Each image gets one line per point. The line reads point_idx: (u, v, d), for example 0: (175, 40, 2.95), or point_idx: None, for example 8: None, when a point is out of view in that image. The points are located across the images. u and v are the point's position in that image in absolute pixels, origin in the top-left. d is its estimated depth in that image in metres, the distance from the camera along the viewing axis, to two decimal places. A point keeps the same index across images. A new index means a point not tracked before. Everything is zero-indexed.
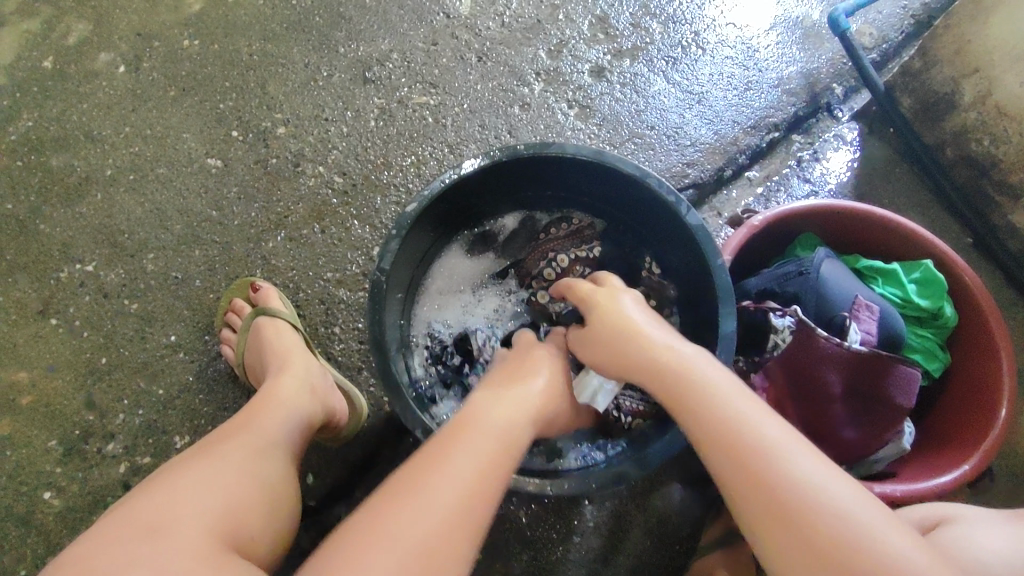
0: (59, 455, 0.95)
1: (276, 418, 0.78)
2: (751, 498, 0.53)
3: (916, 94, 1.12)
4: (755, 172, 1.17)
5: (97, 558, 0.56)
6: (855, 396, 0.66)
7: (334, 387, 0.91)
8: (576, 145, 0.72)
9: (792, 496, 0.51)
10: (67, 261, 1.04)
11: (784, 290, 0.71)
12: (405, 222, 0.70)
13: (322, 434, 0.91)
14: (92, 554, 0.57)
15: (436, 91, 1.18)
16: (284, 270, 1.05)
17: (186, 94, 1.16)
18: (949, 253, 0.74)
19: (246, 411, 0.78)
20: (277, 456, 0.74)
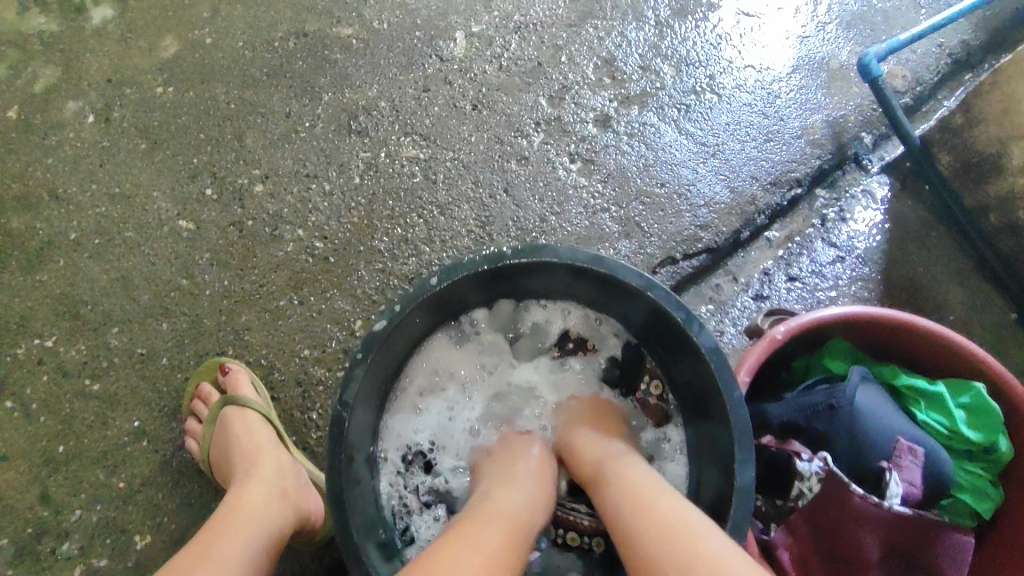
0: (9, 557, 0.86)
1: (245, 531, 0.69)
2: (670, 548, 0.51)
3: (957, 151, 1.02)
4: (776, 232, 1.07)
5: None
6: (891, 557, 0.55)
7: (309, 485, 0.82)
8: (570, 248, 0.64)
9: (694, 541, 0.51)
10: (24, 335, 0.96)
11: (811, 425, 0.61)
12: (371, 342, 0.61)
13: (298, 539, 0.82)
14: None
15: (427, 144, 1.08)
16: (258, 346, 0.96)
17: (159, 147, 1.07)
18: (1003, 375, 0.63)
19: (206, 530, 0.69)
20: None
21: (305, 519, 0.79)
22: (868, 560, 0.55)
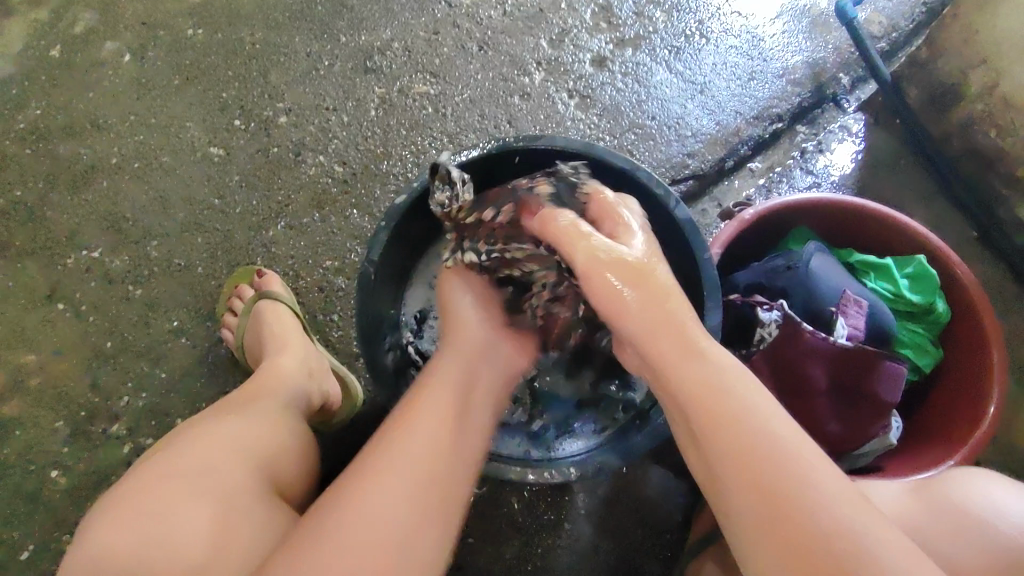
0: (66, 435, 0.99)
1: (275, 391, 0.80)
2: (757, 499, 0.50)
3: (923, 85, 1.11)
4: (758, 163, 1.16)
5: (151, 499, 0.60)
6: (837, 388, 0.69)
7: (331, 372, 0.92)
8: (565, 138, 0.74)
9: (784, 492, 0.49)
10: (74, 247, 1.07)
11: (772, 284, 0.72)
12: (394, 214, 0.73)
13: (316, 417, 0.93)
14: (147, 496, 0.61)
15: (437, 81, 1.17)
16: (285, 257, 1.07)
17: (190, 83, 1.16)
18: (943, 248, 0.74)
19: (245, 388, 0.80)
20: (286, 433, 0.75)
21: (325, 398, 0.89)
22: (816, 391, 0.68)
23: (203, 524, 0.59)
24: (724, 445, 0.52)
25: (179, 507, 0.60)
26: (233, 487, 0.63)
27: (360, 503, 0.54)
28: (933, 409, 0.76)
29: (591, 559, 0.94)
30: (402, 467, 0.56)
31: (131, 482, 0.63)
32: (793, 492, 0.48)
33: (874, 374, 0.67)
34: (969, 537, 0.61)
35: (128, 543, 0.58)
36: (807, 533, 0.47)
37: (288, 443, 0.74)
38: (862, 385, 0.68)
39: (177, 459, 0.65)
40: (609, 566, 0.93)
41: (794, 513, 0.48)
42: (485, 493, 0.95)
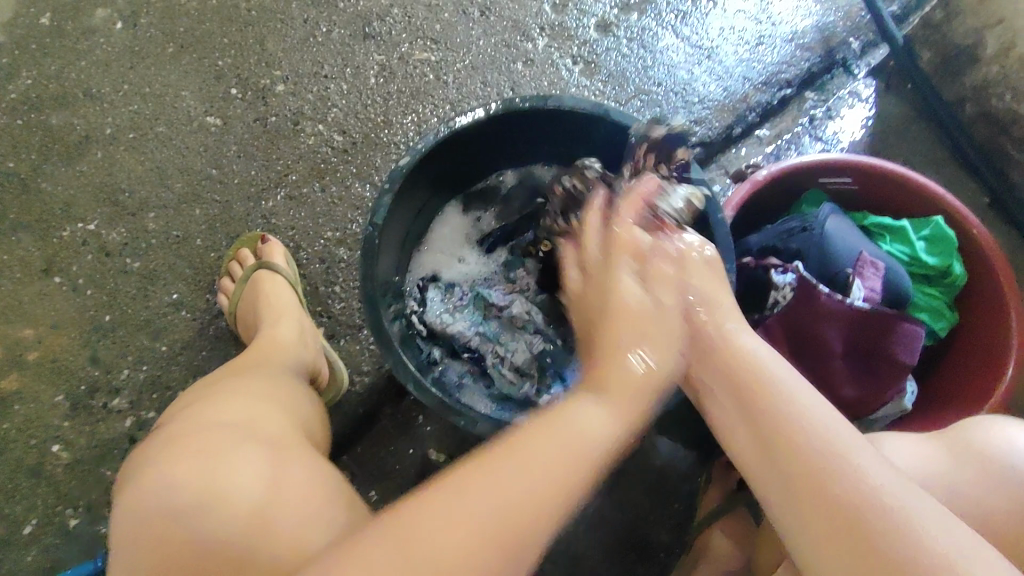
0: (66, 410, 0.97)
1: (279, 356, 0.82)
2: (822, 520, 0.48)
3: (937, 47, 1.08)
4: (766, 130, 1.13)
5: (201, 443, 0.60)
6: (852, 350, 0.69)
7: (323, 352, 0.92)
8: (574, 98, 0.73)
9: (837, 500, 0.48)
10: (69, 220, 1.05)
11: (786, 245, 0.73)
12: (398, 175, 0.71)
13: None
14: (194, 441, 0.60)
15: (438, 47, 1.14)
16: (284, 229, 1.05)
17: (185, 51, 1.13)
18: (959, 208, 0.73)
19: (248, 354, 0.82)
20: (301, 387, 0.78)
21: (317, 376, 0.89)
22: (830, 352, 0.69)
23: (261, 466, 0.58)
24: (794, 468, 0.50)
25: (235, 447, 0.59)
26: (282, 441, 0.64)
27: (424, 520, 0.47)
28: (952, 375, 0.75)
29: (599, 529, 0.93)
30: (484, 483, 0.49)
31: (178, 432, 0.63)
32: (859, 516, 0.46)
33: (889, 334, 0.69)
34: (996, 481, 0.59)
35: (185, 479, 0.57)
36: (880, 551, 0.45)
37: (304, 397, 0.76)
38: (877, 346, 0.69)
39: (224, 410, 0.65)
40: (617, 536, 0.93)
41: (866, 534, 0.46)
42: None
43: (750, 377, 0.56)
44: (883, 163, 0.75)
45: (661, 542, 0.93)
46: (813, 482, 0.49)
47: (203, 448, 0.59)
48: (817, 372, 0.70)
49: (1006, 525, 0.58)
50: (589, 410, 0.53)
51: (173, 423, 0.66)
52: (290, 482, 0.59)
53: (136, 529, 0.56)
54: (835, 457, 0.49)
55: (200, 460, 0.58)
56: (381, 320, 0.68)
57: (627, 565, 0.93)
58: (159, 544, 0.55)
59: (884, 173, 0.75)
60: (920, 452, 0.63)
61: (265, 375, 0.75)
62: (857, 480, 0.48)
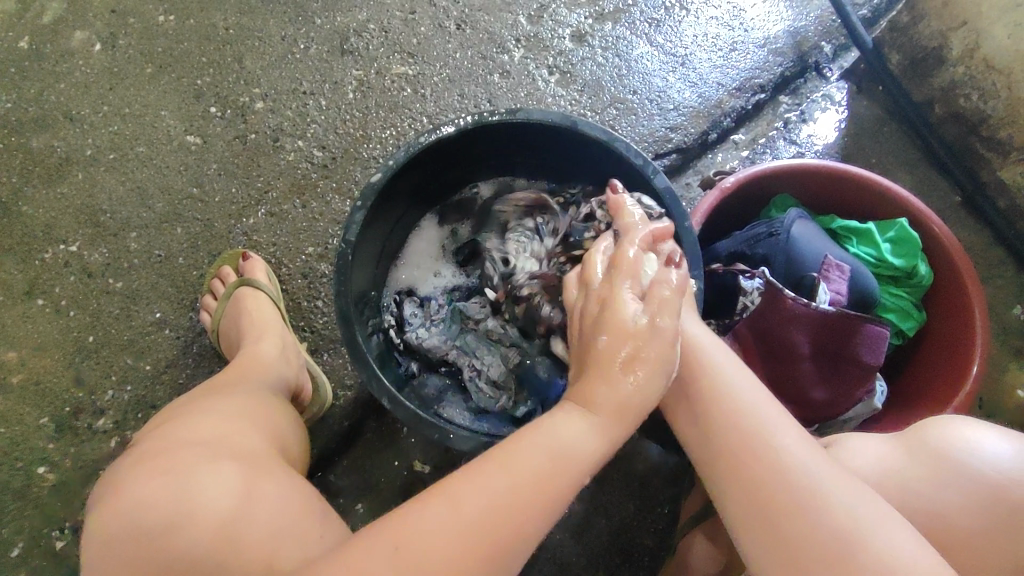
0: (52, 432, 0.98)
1: (262, 374, 0.82)
2: (765, 516, 0.53)
3: (904, 50, 1.10)
4: (741, 135, 1.14)
5: (174, 459, 0.61)
6: (817, 349, 0.71)
7: (306, 368, 0.93)
8: (543, 110, 0.74)
9: (793, 506, 0.52)
10: (51, 242, 1.05)
11: (753, 251, 0.75)
12: (370, 192, 0.71)
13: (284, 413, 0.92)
14: (168, 457, 0.62)
15: (414, 61, 1.15)
16: (266, 245, 1.06)
17: (164, 71, 1.14)
18: (921, 211, 0.76)
19: (230, 371, 0.83)
20: (278, 401, 0.79)
21: (300, 391, 0.90)
22: (795, 354, 0.71)
23: (227, 482, 0.59)
24: (726, 465, 0.56)
25: (206, 463, 0.60)
26: (253, 457, 0.64)
27: (417, 521, 0.50)
28: (919, 376, 0.77)
29: (583, 535, 0.94)
30: (464, 493, 0.51)
31: (150, 450, 0.63)
32: (780, 500, 0.52)
33: (850, 334, 0.70)
34: (950, 479, 0.60)
35: (156, 498, 0.57)
36: (791, 528, 0.51)
37: (282, 418, 0.76)
38: (840, 347, 0.71)
39: (194, 430, 0.65)
40: (602, 542, 0.94)
41: (796, 541, 0.51)
42: None
43: (710, 390, 0.59)
44: (846, 166, 0.77)
45: (646, 547, 0.94)
46: (747, 454, 0.55)
47: (174, 465, 0.60)
48: (785, 374, 0.72)
49: (960, 523, 0.60)
50: (578, 428, 0.55)
51: (148, 440, 0.66)
52: (263, 498, 0.59)
53: (105, 550, 0.57)
54: (761, 445, 0.55)
55: (171, 474, 0.59)
56: (356, 336, 0.69)
57: (613, 570, 0.93)
58: (127, 562, 0.56)
59: (847, 178, 0.77)
60: (885, 452, 0.64)
61: (241, 394, 0.75)
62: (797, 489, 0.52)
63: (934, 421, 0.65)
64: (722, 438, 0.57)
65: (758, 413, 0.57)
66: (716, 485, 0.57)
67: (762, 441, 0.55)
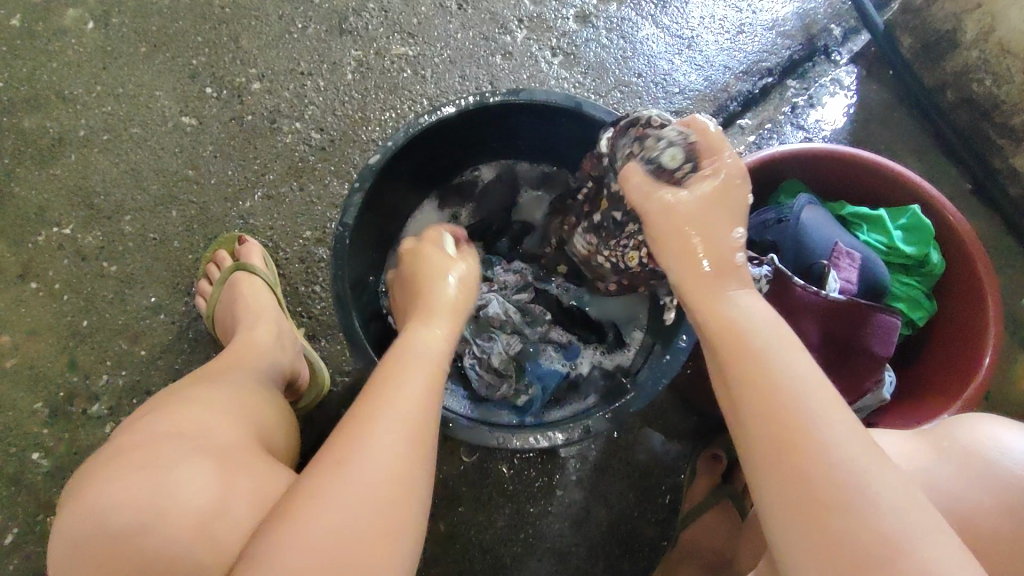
0: (46, 417, 0.96)
1: (255, 362, 0.81)
2: (779, 474, 0.46)
3: (917, 33, 1.08)
4: (748, 120, 1.11)
5: (152, 453, 0.59)
6: (825, 339, 0.70)
7: (303, 355, 0.92)
8: (547, 92, 0.72)
9: (830, 480, 0.44)
10: (44, 224, 1.03)
11: (763, 238, 0.74)
12: (369, 174, 0.69)
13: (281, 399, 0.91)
14: (145, 449, 0.60)
15: (415, 42, 1.12)
16: (263, 229, 1.04)
17: (159, 50, 1.11)
18: (935, 197, 0.74)
19: (222, 357, 0.81)
20: (264, 392, 0.77)
21: (295, 379, 0.89)
22: (803, 344, 0.70)
23: (207, 476, 0.58)
24: (764, 427, 0.47)
25: (186, 459, 0.59)
26: (235, 449, 0.63)
27: (336, 487, 0.49)
28: (929, 367, 0.76)
29: (583, 524, 0.93)
30: (349, 475, 0.49)
31: (127, 441, 0.62)
32: (824, 487, 0.44)
33: (860, 325, 0.69)
34: (977, 478, 0.60)
35: (130, 495, 0.56)
36: (843, 533, 0.43)
37: (269, 412, 0.74)
38: (850, 339, 0.69)
39: (173, 420, 0.64)
40: (603, 532, 0.93)
41: (824, 514, 0.44)
42: (475, 463, 0.93)
43: (745, 349, 0.51)
44: (859, 151, 0.75)
45: (647, 536, 0.93)
46: (768, 411, 0.48)
47: (152, 459, 0.59)
48: None
49: (984, 525, 0.59)
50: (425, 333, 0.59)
51: (124, 431, 0.64)
52: (242, 497, 0.58)
53: (76, 547, 0.56)
54: (801, 429, 0.46)
55: (148, 469, 0.58)
56: (354, 322, 0.67)
57: (613, 559, 0.93)
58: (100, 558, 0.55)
59: (859, 164, 0.75)
60: (909, 450, 0.64)
61: (230, 382, 0.74)
62: (825, 456, 0.45)
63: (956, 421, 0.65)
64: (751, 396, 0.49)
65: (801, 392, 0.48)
66: (752, 466, 0.49)
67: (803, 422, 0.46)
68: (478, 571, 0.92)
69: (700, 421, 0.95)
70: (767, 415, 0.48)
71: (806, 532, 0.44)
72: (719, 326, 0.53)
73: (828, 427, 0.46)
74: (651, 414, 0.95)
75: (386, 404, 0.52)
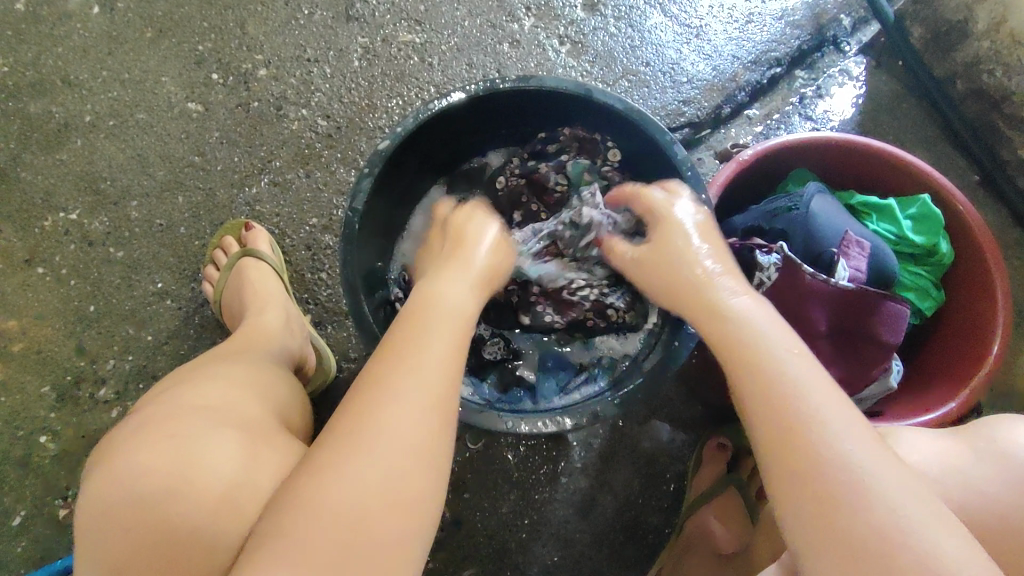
0: (53, 401, 0.97)
1: (268, 343, 0.81)
2: (785, 472, 0.48)
3: (927, 23, 1.07)
4: (755, 110, 1.11)
5: (172, 426, 0.60)
6: (832, 326, 0.70)
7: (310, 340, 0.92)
8: (556, 78, 0.72)
9: (832, 476, 0.46)
10: (51, 210, 1.03)
11: (771, 227, 0.73)
12: (378, 160, 0.69)
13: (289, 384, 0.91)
14: (164, 423, 0.60)
15: (422, 29, 1.12)
16: (269, 215, 1.04)
17: (165, 36, 1.11)
18: (946, 186, 0.74)
19: (235, 339, 0.81)
20: (280, 370, 0.78)
21: (305, 361, 0.89)
22: (810, 332, 0.70)
23: (230, 449, 0.58)
24: (782, 429, 0.48)
25: (207, 432, 0.59)
26: (256, 425, 0.63)
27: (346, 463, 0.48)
28: (936, 357, 0.76)
29: (587, 511, 0.93)
30: (353, 454, 0.48)
31: (148, 417, 0.62)
32: (828, 487, 0.46)
33: (864, 311, 0.69)
34: (1013, 476, 0.61)
35: (154, 466, 0.56)
36: (849, 533, 0.44)
37: (285, 388, 0.74)
38: (855, 326, 0.70)
39: (193, 396, 0.64)
40: (607, 519, 0.93)
41: (832, 511, 0.45)
42: (481, 450, 0.93)
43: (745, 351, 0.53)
44: (870, 140, 0.75)
45: (651, 524, 0.94)
46: (775, 411, 0.49)
47: (174, 431, 0.59)
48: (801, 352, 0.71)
49: (1019, 521, 0.60)
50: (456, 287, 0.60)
51: (145, 407, 0.65)
52: (266, 464, 0.58)
53: (100, 521, 0.56)
54: (808, 428, 0.48)
55: (171, 441, 0.58)
56: (362, 307, 0.68)
57: (618, 547, 0.93)
58: (124, 529, 0.55)
59: (870, 153, 0.75)
60: (943, 449, 0.63)
61: (245, 362, 0.74)
62: (831, 459, 0.46)
63: (970, 423, 0.66)
64: (758, 396, 0.51)
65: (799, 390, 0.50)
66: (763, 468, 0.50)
67: (814, 423, 0.48)
68: (483, 557, 0.92)
69: (705, 410, 0.95)
70: (780, 413, 0.49)
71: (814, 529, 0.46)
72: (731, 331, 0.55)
73: (832, 427, 0.48)
74: (657, 403, 0.96)
75: (399, 370, 0.51)
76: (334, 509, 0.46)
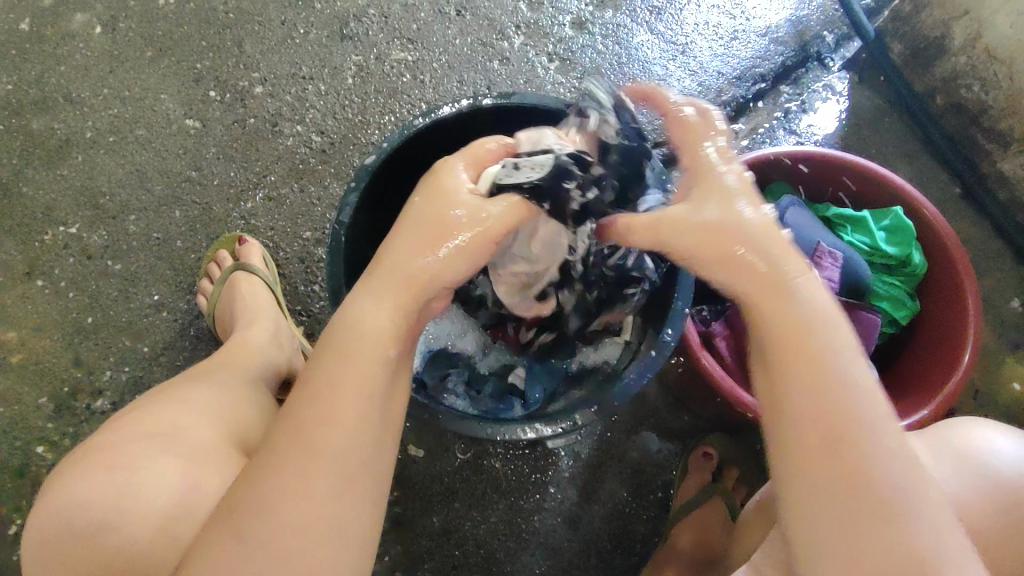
0: (50, 411, 0.99)
1: (249, 356, 0.82)
2: (830, 485, 0.47)
3: (906, 40, 1.10)
4: (741, 125, 1.12)
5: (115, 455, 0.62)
6: None
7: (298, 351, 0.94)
8: (538, 95, 0.74)
9: (876, 496, 0.47)
10: (50, 224, 1.06)
11: None
12: (364, 174, 0.72)
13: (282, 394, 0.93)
14: (112, 450, 0.63)
15: (414, 47, 1.14)
16: (264, 229, 1.06)
17: (164, 54, 1.14)
18: (919, 199, 0.76)
19: (217, 355, 0.83)
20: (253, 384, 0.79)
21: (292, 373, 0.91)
22: None
23: (173, 477, 0.61)
24: (830, 444, 0.48)
25: (151, 459, 0.62)
26: (209, 446, 0.65)
27: (292, 482, 0.47)
28: (911, 365, 0.78)
29: (575, 520, 0.94)
30: (304, 461, 0.48)
31: (102, 441, 0.65)
32: (874, 506, 0.46)
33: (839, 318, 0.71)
34: (976, 479, 0.62)
35: (98, 497, 0.59)
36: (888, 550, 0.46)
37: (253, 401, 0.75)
38: None
39: (144, 419, 0.66)
40: (595, 527, 0.94)
41: (872, 531, 0.46)
42: (470, 460, 0.95)
43: (809, 352, 0.50)
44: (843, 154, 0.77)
45: (639, 534, 0.95)
46: (828, 423, 0.48)
47: (117, 459, 0.62)
48: None
49: (982, 523, 0.61)
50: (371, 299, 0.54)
51: (99, 430, 0.68)
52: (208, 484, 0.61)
53: (52, 544, 0.60)
54: (858, 443, 0.48)
55: (113, 470, 0.61)
56: None
57: (606, 556, 0.94)
58: (72, 555, 0.59)
59: (841, 168, 0.77)
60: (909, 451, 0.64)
61: (214, 381, 0.75)
62: (881, 478, 0.47)
63: (939, 424, 0.67)
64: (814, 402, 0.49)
65: (860, 396, 0.49)
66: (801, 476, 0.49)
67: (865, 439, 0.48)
68: (472, 566, 0.93)
69: (690, 419, 0.97)
70: (831, 427, 0.48)
71: (853, 541, 0.46)
72: (795, 323, 0.52)
73: (875, 446, 0.48)
74: (643, 413, 0.97)
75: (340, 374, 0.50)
76: (294, 526, 0.47)
